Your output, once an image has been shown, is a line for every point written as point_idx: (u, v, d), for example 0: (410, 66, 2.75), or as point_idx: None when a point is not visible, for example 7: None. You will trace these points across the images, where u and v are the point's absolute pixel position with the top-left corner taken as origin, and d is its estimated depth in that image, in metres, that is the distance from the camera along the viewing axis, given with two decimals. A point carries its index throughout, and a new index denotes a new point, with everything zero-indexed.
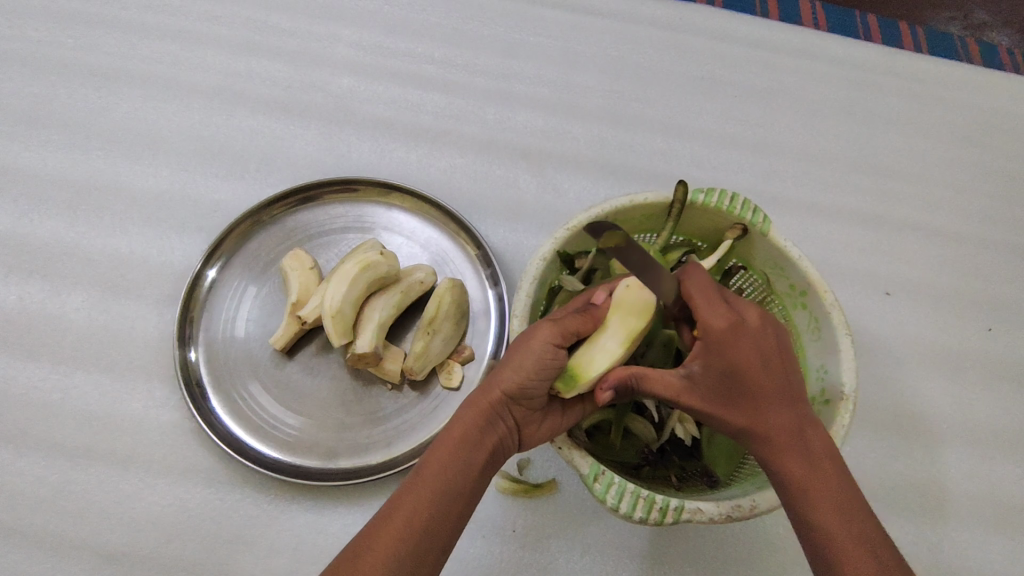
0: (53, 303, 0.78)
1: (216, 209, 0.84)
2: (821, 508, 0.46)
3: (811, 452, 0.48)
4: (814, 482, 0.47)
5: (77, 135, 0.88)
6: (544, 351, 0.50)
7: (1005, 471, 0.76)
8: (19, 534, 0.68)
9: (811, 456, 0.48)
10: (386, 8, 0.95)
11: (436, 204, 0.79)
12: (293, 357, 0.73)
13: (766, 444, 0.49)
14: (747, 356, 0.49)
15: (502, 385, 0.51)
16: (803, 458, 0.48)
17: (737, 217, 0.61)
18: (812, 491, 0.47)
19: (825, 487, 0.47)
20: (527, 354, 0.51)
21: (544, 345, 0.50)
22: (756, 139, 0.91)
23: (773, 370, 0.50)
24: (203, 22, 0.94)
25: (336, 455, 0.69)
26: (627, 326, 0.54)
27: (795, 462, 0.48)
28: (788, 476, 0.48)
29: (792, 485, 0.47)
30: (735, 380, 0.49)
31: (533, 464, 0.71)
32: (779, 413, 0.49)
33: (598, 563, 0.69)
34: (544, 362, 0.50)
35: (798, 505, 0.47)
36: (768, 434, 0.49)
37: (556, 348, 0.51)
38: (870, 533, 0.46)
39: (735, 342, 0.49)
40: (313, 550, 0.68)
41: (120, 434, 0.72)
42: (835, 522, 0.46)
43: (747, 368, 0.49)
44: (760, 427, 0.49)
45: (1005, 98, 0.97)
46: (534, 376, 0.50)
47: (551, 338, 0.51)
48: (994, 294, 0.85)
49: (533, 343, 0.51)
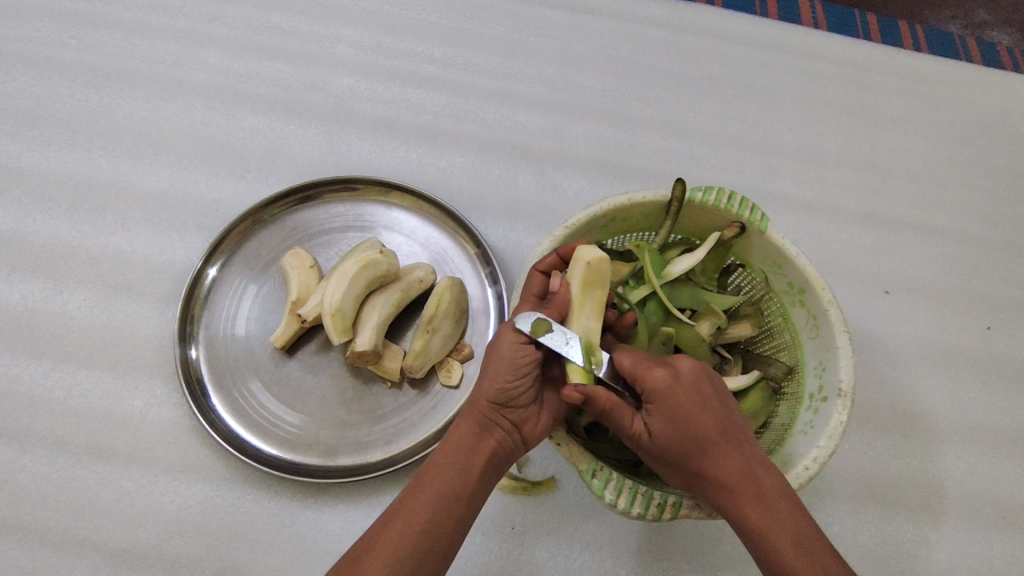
0: (54, 302, 0.79)
1: (217, 208, 0.84)
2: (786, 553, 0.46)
3: (765, 496, 0.48)
4: (775, 527, 0.47)
5: (79, 134, 0.89)
6: (513, 350, 0.51)
7: (1004, 470, 0.76)
8: (20, 531, 0.69)
9: (766, 500, 0.48)
10: (386, 8, 0.96)
11: (435, 203, 0.79)
12: (293, 355, 0.73)
13: (723, 495, 0.49)
14: (687, 401, 0.50)
15: (488, 392, 0.52)
16: (760, 504, 0.48)
17: (736, 215, 0.61)
18: (773, 537, 0.47)
19: (786, 529, 0.47)
20: (501, 357, 0.52)
21: (512, 343, 0.52)
22: (755, 138, 0.91)
23: (717, 414, 0.51)
24: (204, 23, 0.95)
25: (337, 452, 0.69)
26: (597, 300, 0.56)
27: (752, 510, 0.47)
28: (742, 517, 0.48)
29: (753, 534, 0.47)
30: (680, 428, 0.50)
31: (532, 462, 0.72)
32: (728, 458, 0.49)
33: (596, 560, 0.69)
34: (516, 358, 0.51)
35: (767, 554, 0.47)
36: (719, 480, 0.49)
37: (523, 345, 0.52)
38: (824, 566, 0.45)
39: (674, 391, 0.50)
40: (313, 547, 0.68)
41: (121, 432, 0.73)
42: (801, 566, 0.45)
43: (687, 413, 0.50)
44: (710, 474, 0.49)
45: (1005, 97, 0.97)
46: (511, 376, 0.51)
47: (517, 335, 0.52)
48: (994, 293, 0.85)
49: (502, 344, 0.52)
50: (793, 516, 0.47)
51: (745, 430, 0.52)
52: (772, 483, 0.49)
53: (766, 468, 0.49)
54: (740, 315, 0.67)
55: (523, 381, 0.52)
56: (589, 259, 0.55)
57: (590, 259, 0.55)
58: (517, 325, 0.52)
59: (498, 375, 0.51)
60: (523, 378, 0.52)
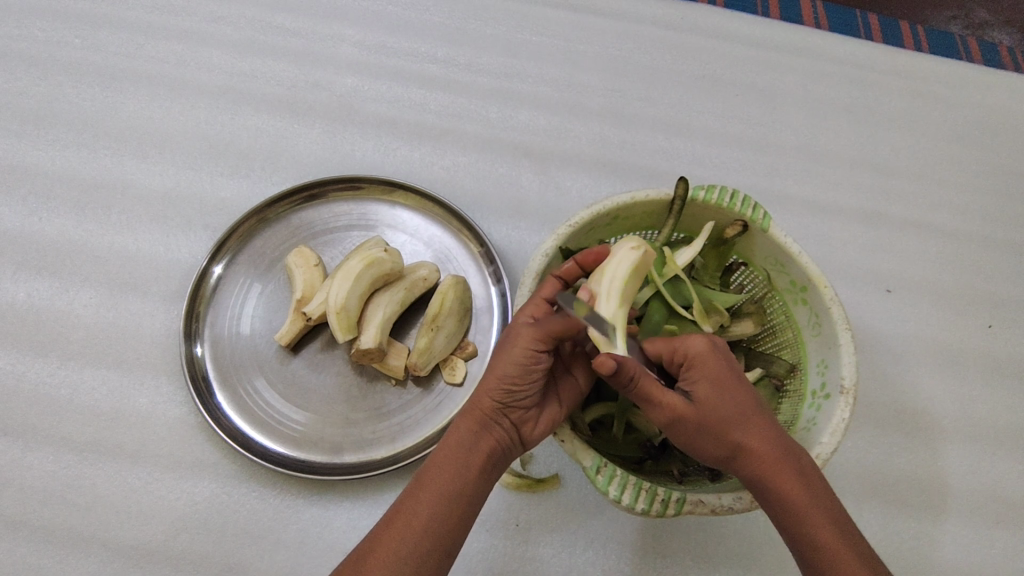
0: (61, 300, 0.79)
1: (222, 207, 0.85)
2: (822, 531, 0.46)
3: (803, 472, 0.48)
4: (811, 501, 0.47)
5: (84, 133, 0.89)
6: (524, 357, 0.51)
7: (1005, 467, 0.76)
8: (27, 527, 0.69)
9: (806, 478, 0.48)
10: (389, 9, 0.96)
11: (439, 202, 0.80)
12: (298, 353, 0.74)
13: (761, 465, 0.48)
14: (727, 371, 0.51)
15: (489, 395, 0.52)
16: (800, 481, 0.48)
17: (738, 213, 0.62)
18: (809, 511, 0.47)
19: (823, 509, 0.47)
20: (509, 362, 0.51)
21: (524, 351, 0.51)
22: (757, 138, 0.91)
23: (753, 389, 0.52)
24: (208, 23, 0.95)
25: (342, 449, 0.69)
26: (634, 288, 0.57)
27: (793, 487, 0.47)
28: (786, 496, 0.47)
29: (791, 511, 0.47)
30: (722, 394, 0.50)
31: (536, 459, 0.72)
32: (770, 432, 0.49)
33: (600, 558, 0.70)
34: (528, 365, 0.51)
35: (799, 528, 0.47)
36: (761, 453, 0.48)
37: (536, 353, 0.51)
38: (859, 543, 0.46)
39: (717, 362, 0.51)
40: (318, 543, 0.69)
41: (128, 429, 0.73)
42: (838, 541, 0.46)
43: (729, 381, 0.51)
44: (751, 444, 0.49)
45: (1004, 96, 0.98)
46: (518, 384, 0.51)
47: (531, 341, 0.51)
48: (995, 291, 0.85)
49: (514, 349, 0.51)
50: (828, 494, 0.48)
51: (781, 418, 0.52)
52: (805, 461, 0.49)
53: (801, 449, 0.50)
54: (742, 313, 0.68)
55: (531, 387, 0.52)
56: (642, 246, 0.57)
57: (643, 247, 0.57)
58: (536, 332, 0.51)
59: (503, 380, 0.51)
60: (531, 382, 0.52)
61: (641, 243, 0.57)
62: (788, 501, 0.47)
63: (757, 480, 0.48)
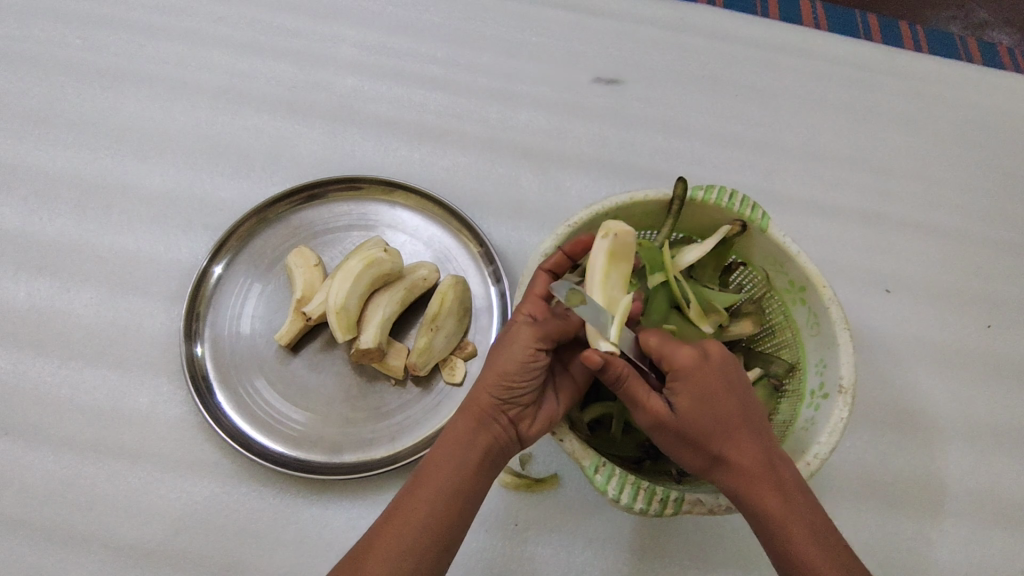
0: (62, 300, 0.79)
1: (222, 208, 0.85)
2: (799, 543, 0.47)
3: (782, 486, 0.49)
4: (789, 515, 0.48)
5: (85, 134, 0.89)
6: (524, 355, 0.51)
7: (1004, 467, 0.76)
8: (28, 527, 0.69)
9: (785, 492, 0.48)
10: (389, 9, 0.97)
11: (438, 203, 0.80)
12: (298, 353, 0.74)
13: (741, 480, 0.49)
14: (715, 384, 0.50)
15: (488, 392, 0.52)
16: (779, 495, 0.48)
17: (737, 214, 0.62)
18: (787, 524, 0.48)
19: (803, 521, 0.48)
20: (508, 359, 0.52)
21: (524, 349, 0.51)
22: (757, 138, 0.91)
23: (740, 401, 0.51)
24: (209, 23, 0.96)
25: (341, 449, 0.70)
26: (623, 272, 0.56)
27: (771, 502, 0.48)
28: (764, 511, 0.48)
29: (770, 525, 0.48)
30: (705, 408, 0.50)
31: (535, 459, 0.72)
32: (752, 446, 0.50)
33: (598, 558, 0.70)
34: (527, 363, 0.51)
35: (777, 540, 0.48)
36: (741, 468, 0.49)
37: (535, 352, 0.52)
38: (838, 554, 0.47)
39: (703, 376, 0.50)
40: (318, 543, 0.69)
41: (128, 429, 0.73)
42: (814, 552, 0.47)
43: (715, 393, 0.50)
44: (731, 460, 0.49)
45: (1004, 97, 0.98)
46: (517, 381, 0.51)
47: (531, 340, 0.52)
48: (994, 291, 0.85)
49: (514, 347, 0.52)
50: (808, 505, 0.49)
51: (769, 427, 0.52)
52: (787, 473, 0.49)
53: (785, 460, 0.50)
54: (741, 313, 0.68)
55: (529, 385, 0.52)
56: (616, 231, 0.56)
57: (617, 231, 0.56)
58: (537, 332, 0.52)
59: (502, 377, 0.51)
60: (530, 380, 0.52)
61: (615, 228, 0.56)
62: (766, 515, 0.48)
63: (737, 493, 0.49)
